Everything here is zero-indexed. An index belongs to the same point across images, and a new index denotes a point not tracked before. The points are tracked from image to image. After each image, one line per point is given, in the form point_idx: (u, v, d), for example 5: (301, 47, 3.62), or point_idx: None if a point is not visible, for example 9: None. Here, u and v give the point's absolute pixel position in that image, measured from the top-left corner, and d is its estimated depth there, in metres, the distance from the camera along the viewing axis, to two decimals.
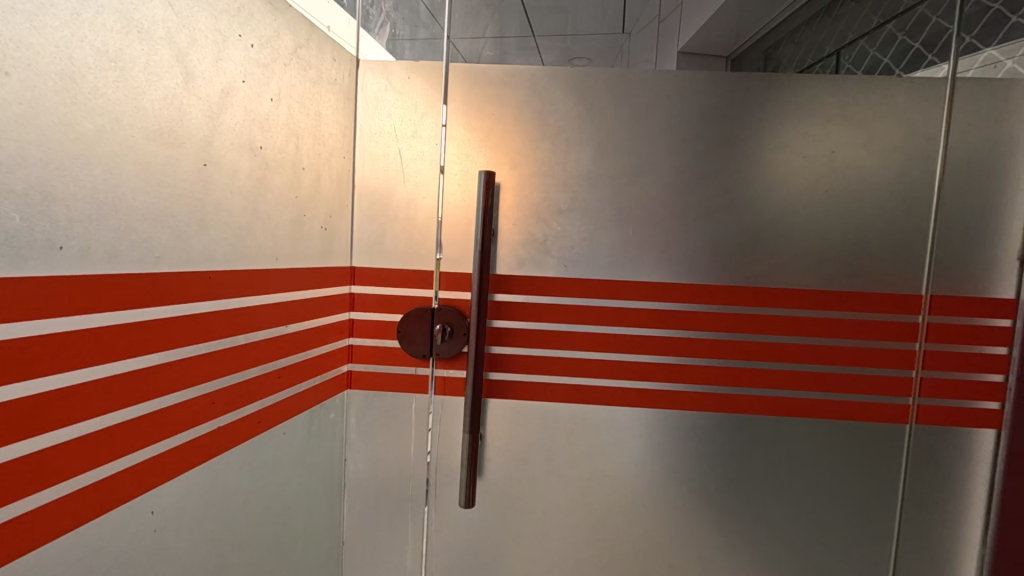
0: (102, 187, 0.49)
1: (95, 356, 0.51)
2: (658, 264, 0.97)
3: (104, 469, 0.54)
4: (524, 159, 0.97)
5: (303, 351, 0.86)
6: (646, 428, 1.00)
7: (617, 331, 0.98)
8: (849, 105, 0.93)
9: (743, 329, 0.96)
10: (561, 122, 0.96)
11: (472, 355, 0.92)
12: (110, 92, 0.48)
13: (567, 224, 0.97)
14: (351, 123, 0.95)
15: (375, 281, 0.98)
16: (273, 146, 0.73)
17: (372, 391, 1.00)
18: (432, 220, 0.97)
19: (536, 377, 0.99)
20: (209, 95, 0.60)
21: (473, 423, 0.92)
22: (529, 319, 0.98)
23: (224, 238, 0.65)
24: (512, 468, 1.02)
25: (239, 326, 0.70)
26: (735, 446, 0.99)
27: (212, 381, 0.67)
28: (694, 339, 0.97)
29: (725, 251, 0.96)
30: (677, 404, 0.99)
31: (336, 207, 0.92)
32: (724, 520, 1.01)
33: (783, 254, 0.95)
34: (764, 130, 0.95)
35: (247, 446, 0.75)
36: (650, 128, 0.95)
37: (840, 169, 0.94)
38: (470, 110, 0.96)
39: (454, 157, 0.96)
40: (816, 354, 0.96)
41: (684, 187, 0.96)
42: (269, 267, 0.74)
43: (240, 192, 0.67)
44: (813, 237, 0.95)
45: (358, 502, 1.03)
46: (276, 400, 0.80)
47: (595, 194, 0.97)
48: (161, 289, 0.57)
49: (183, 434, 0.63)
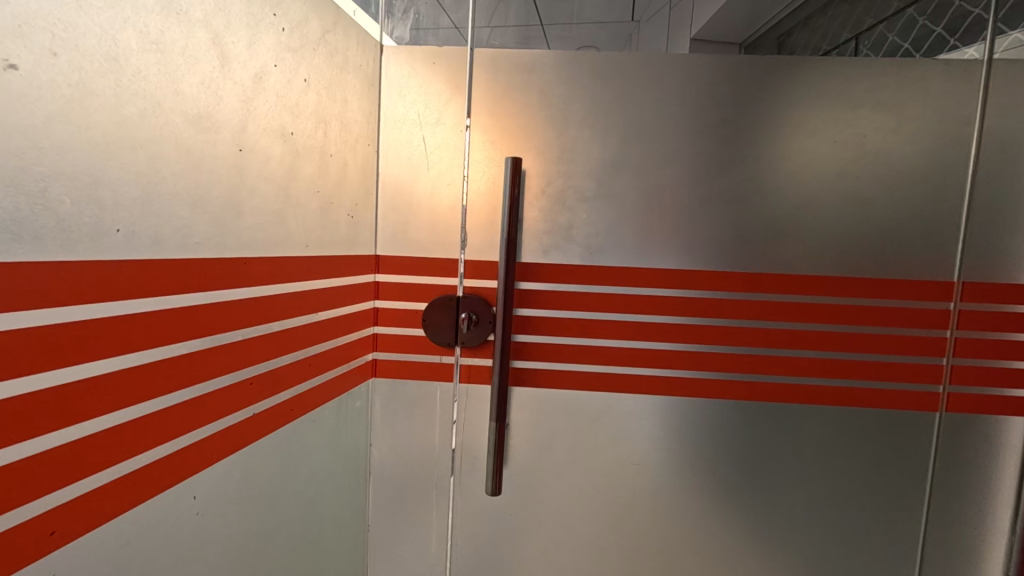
0: (146, 171, 0.48)
1: (140, 341, 0.51)
2: (684, 251, 0.96)
3: (149, 453, 0.54)
4: (548, 146, 0.96)
5: (330, 340, 0.86)
6: (671, 417, 1.00)
7: (642, 319, 0.97)
8: (880, 88, 0.91)
9: (770, 317, 0.96)
10: (586, 109, 0.95)
11: (498, 344, 0.92)
12: (152, 76, 0.48)
13: (592, 212, 0.97)
14: (375, 110, 0.94)
15: (399, 270, 0.98)
16: (302, 133, 0.72)
17: (396, 379, 1.00)
18: (455, 208, 0.96)
19: (561, 366, 0.99)
20: (243, 80, 0.60)
21: (499, 412, 0.92)
22: (554, 307, 0.98)
23: (257, 225, 0.65)
24: (536, 457, 1.02)
25: (270, 313, 0.70)
26: (761, 434, 0.99)
27: (246, 368, 0.67)
28: (721, 327, 0.96)
29: (752, 238, 0.95)
30: (701, 393, 0.98)
31: (360, 195, 0.91)
32: (749, 509, 1.01)
33: (810, 242, 0.95)
34: (793, 115, 0.93)
35: (279, 433, 0.76)
36: (676, 114, 0.94)
37: (870, 155, 0.92)
38: (495, 96, 0.95)
39: (478, 144, 0.95)
40: (844, 341, 0.95)
41: (711, 173, 0.95)
42: (299, 255, 0.74)
43: (272, 179, 0.67)
44: (842, 224, 0.94)
45: (383, 489, 1.03)
46: (304, 389, 0.80)
47: (620, 181, 0.96)
48: (199, 275, 0.56)
49: (220, 420, 0.64)
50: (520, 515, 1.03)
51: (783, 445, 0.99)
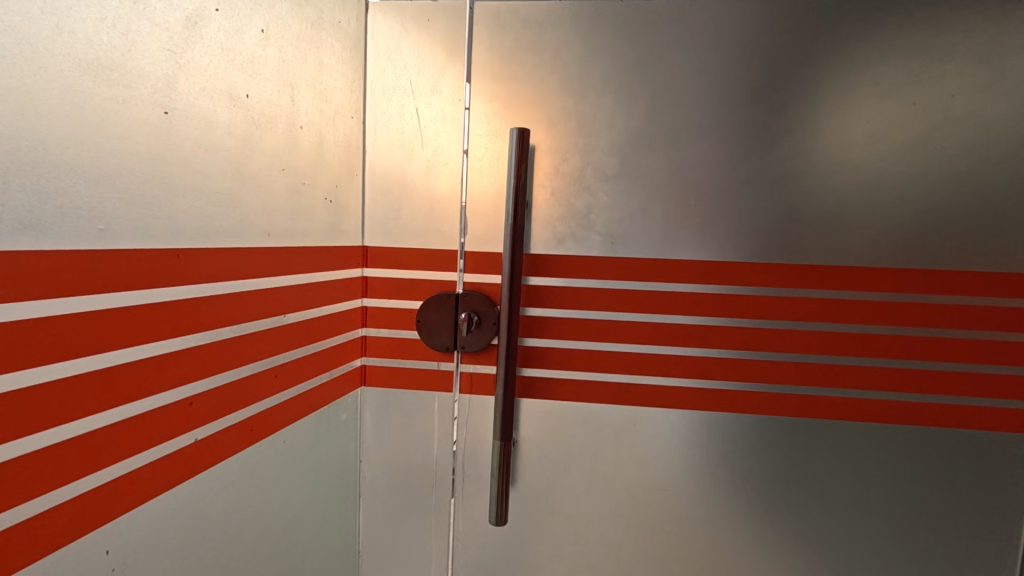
0: (10, 129, 0.36)
1: (23, 353, 0.38)
2: (724, 241, 0.81)
3: (50, 497, 0.41)
4: (563, 117, 0.81)
5: (306, 345, 0.73)
6: (708, 435, 0.85)
7: (674, 321, 0.83)
8: (973, 37, 0.74)
9: (828, 318, 0.80)
10: (607, 71, 0.80)
11: (502, 350, 0.79)
12: (13, 2, 0.36)
13: (614, 194, 0.82)
14: (361, 78, 0.81)
15: (390, 263, 0.85)
16: (262, 96, 0.60)
17: (389, 388, 0.88)
18: (454, 191, 0.83)
19: (578, 374, 0.85)
20: (170, 22, 0.47)
21: (505, 429, 0.80)
22: (569, 307, 0.84)
23: (199, 207, 0.52)
24: (549, 479, 0.88)
25: (226, 314, 0.57)
26: (819, 459, 0.82)
27: (195, 382, 0.54)
28: (768, 330, 0.81)
29: (808, 224, 0.79)
30: (746, 408, 0.83)
31: (343, 177, 0.78)
32: (804, 549, 0.84)
33: (881, 228, 0.78)
34: (861, 72, 0.77)
35: (245, 458, 0.63)
36: (716, 75, 0.79)
37: (958, 120, 0.75)
38: (500, 59, 0.81)
39: (479, 116, 0.81)
40: (923, 348, 0.78)
41: (758, 146, 0.79)
42: (262, 245, 0.62)
43: (219, 151, 0.54)
44: (923, 206, 0.77)
45: (377, 512, 0.91)
46: (276, 404, 0.68)
47: (648, 157, 0.81)
48: (113, 268, 0.44)
49: (159, 449, 0.51)
50: (531, 546, 0.90)
51: (842, 474, 0.82)
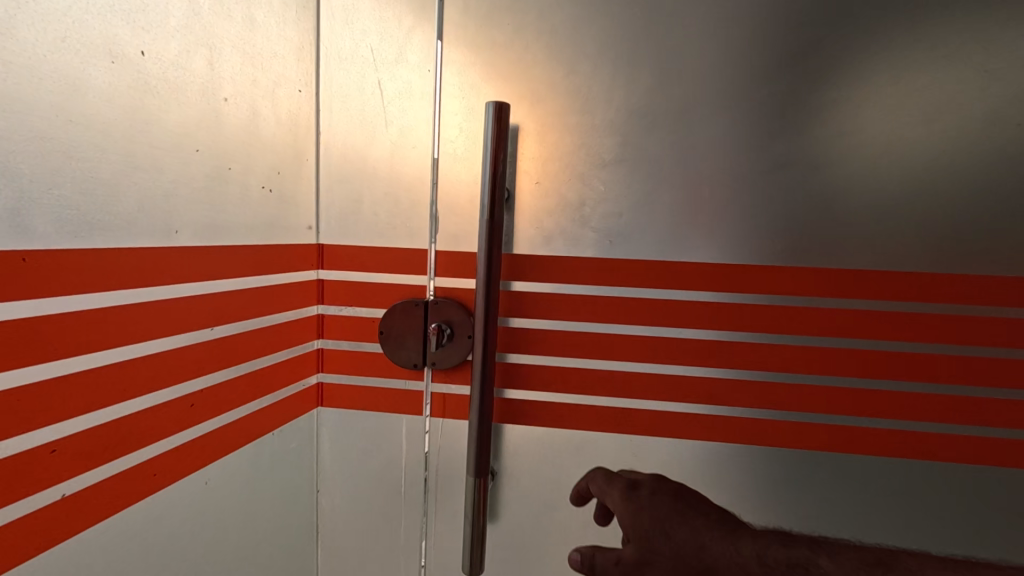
0: None
1: None
2: (743, 241, 0.67)
3: None
4: (552, 91, 0.68)
5: (239, 363, 0.62)
6: (722, 474, 0.71)
7: (683, 336, 0.70)
8: None
9: (869, 334, 0.67)
10: (605, 36, 0.67)
11: (477, 370, 0.66)
12: None
13: (612, 183, 0.69)
14: (312, 46, 0.69)
15: (348, 265, 0.73)
16: (162, 57, 0.48)
17: (350, 409, 0.76)
18: (422, 180, 0.70)
19: (568, 397, 0.73)
20: None
21: (480, 466, 0.67)
22: (559, 318, 0.71)
23: (64, 196, 0.41)
24: (534, 517, 0.76)
25: (114, 334, 0.46)
26: (856, 505, 0.68)
27: (66, 421, 0.43)
28: (797, 347, 0.68)
29: (847, 221, 0.66)
30: (768, 441, 0.70)
31: (287, 162, 0.67)
32: None
33: (938, 226, 0.64)
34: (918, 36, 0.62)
35: (154, 503, 0.52)
36: (737, 41, 0.65)
37: None
38: (477, 21, 0.68)
39: (451, 90, 0.69)
40: (986, 373, 0.64)
41: (786, 126, 0.65)
42: (169, 246, 0.51)
43: (93, 123, 0.43)
44: (993, 201, 0.63)
45: (335, 550, 0.80)
46: (201, 435, 0.58)
47: (653, 140, 0.68)
48: None
49: (11, 508, 0.40)
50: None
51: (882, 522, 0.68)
